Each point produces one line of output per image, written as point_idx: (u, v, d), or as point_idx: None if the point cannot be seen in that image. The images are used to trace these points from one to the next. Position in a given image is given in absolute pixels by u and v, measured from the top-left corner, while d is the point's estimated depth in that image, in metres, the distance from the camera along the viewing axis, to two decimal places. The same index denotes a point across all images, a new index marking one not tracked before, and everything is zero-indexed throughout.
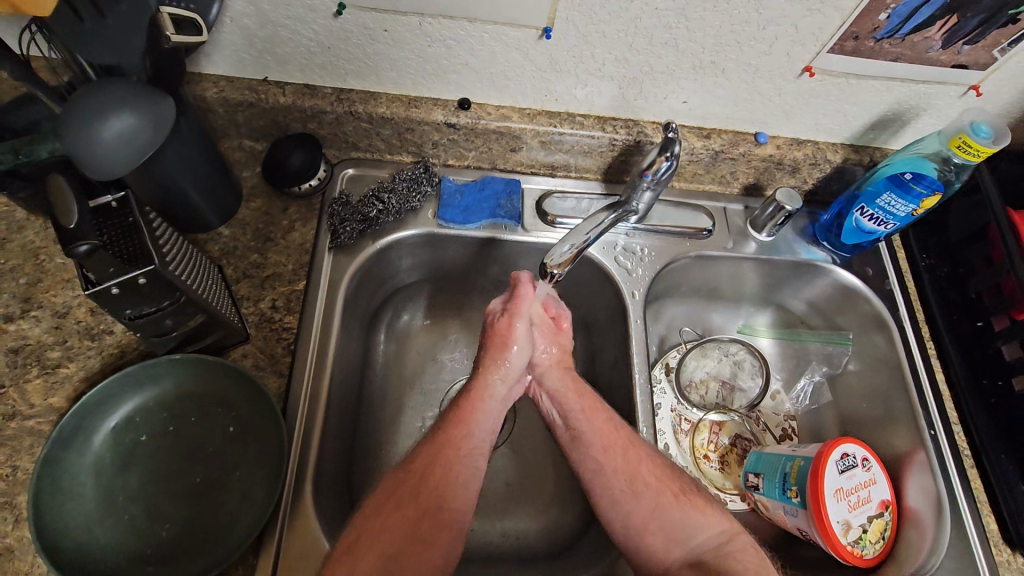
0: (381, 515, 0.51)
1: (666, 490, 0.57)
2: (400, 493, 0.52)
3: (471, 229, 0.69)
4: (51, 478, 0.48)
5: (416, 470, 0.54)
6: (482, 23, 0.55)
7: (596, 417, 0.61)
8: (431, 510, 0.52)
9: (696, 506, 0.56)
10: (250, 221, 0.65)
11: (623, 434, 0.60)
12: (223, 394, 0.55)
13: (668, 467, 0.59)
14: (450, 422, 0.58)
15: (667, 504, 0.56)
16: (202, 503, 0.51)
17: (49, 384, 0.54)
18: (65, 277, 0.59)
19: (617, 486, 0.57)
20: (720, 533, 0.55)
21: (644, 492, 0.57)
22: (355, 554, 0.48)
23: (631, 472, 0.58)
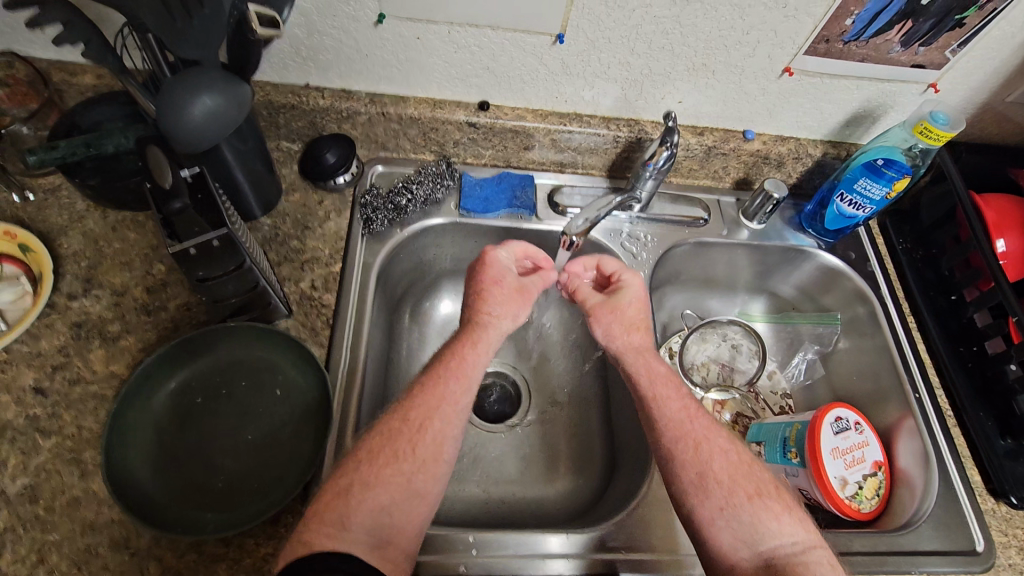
0: (376, 467, 0.54)
1: (738, 492, 0.57)
2: (388, 452, 0.55)
3: (491, 218, 0.75)
4: (117, 429, 0.53)
5: (414, 424, 0.57)
6: (504, 31, 0.63)
7: (670, 405, 0.61)
8: (425, 466, 0.56)
9: (769, 511, 0.56)
10: (290, 212, 0.71)
11: (699, 428, 0.60)
12: (271, 361, 0.60)
13: (747, 466, 0.59)
14: (446, 376, 0.60)
15: (740, 504, 0.56)
16: (253, 457, 0.56)
17: (111, 354, 0.59)
18: (121, 259, 0.64)
19: (693, 474, 0.58)
20: (792, 542, 0.55)
21: (717, 488, 0.57)
22: (347, 504, 0.52)
23: (706, 467, 0.58)
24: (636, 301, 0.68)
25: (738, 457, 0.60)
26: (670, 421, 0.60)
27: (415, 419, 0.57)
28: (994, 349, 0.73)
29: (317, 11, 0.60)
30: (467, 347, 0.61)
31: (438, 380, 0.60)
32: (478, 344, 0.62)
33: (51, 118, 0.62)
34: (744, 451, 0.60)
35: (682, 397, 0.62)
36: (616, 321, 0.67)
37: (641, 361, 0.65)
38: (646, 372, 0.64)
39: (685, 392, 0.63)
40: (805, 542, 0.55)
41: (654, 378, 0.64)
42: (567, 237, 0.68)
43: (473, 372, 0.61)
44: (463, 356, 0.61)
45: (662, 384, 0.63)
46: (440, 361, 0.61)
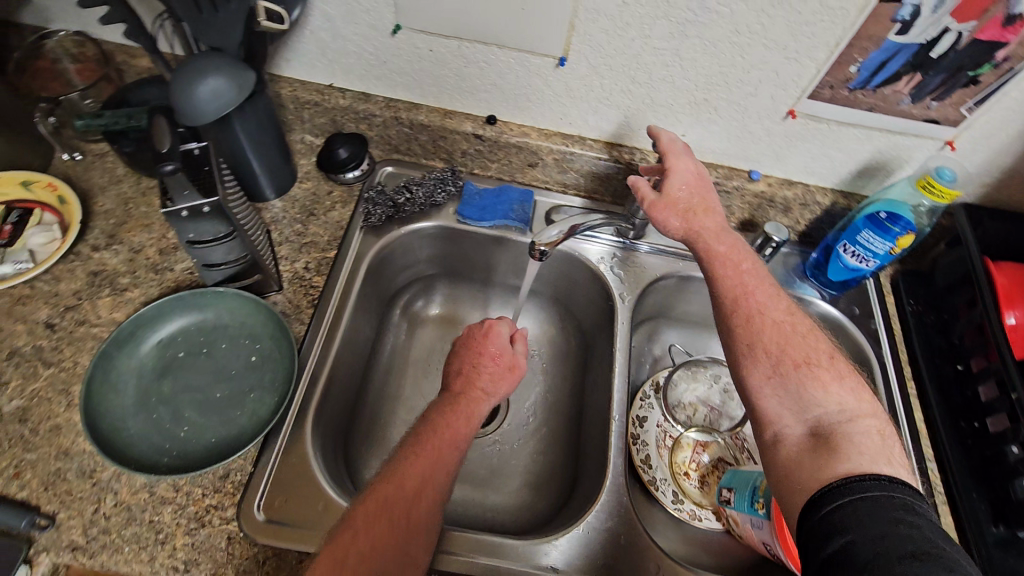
0: (372, 533, 0.49)
1: (785, 360, 0.56)
2: (387, 516, 0.50)
3: (487, 227, 0.78)
4: (101, 368, 0.58)
5: (410, 491, 0.52)
6: (511, 50, 0.67)
7: (727, 278, 0.62)
8: (418, 532, 0.52)
9: (817, 380, 0.54)
10: (300, 198, 0.76)
11: (753, 301, 0.60)
12: (252, 329, 0.64)
13: (802, 336, 0.58)
14: (441, 444, 0.57)
15: (787, 372, 0.55)
16: (217, 414, 0.60)
17: (117, 303, 0.65)
18: (144, 222, 0.71)
19: (741, 343, 0.58)
20: (839, 410, 0.52)
21: (765, 356, 0.56)
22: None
23: (758, 338, 0.58)
24: (692, 183, 0.67)
25: (792, 328, 0.58)
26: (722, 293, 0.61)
27: (410, 485, 0.53)
28: (996, 426, 0.67)
29: (341, 18, 0.67)
30: (457, 418, 0.60)
31: (432, 450, 0.56)
32: (467, 414, 0.61)
33: (105, 92, 0.70)
34: (800, 322, 0.59)
35: (740, 269, 0.62)
36: (675, 213, 0.67)
37: (699, 240, 0.65)
38: (704, 248, 0.64)
39: (744, 264, 0.62)
40: (853, 412, 0.52)
41: (715, 253, 0.64)
42: (535, 248, 0.66)
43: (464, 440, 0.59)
44: (455, 426, 0.59)
45: (724, 259, 0.63)
46: (429, 428, 0.59)
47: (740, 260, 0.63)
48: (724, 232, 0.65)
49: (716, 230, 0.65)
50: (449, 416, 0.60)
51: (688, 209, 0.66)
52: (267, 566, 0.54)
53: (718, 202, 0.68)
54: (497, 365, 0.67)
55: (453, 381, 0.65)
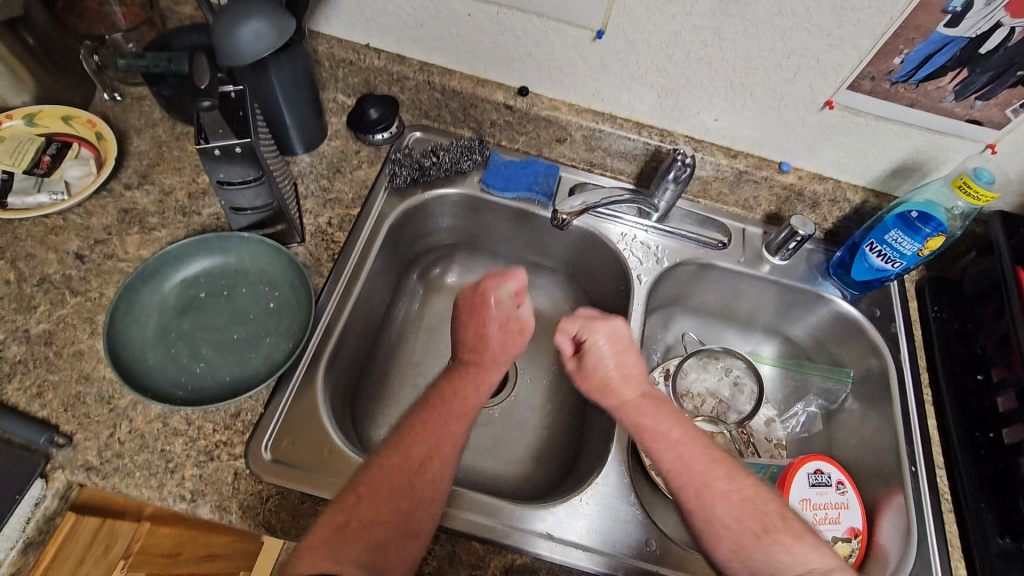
0: (375, 503, 0.52)
1: (746, 531, 0.52)
2: (387, 488, 0.52)
3: (510, 198, 0.78)
4: (125, 299, 0.60)
5: (416, 463, 0.54)
6: (548, 20, 0.67)
7: (666, 453, 0.56)
8: (422, 504, 0.53)
9: (781, 545, 0.52)
10: (328, 155, 0.77)
11: (699, 468, 0.54)
12: (272, 277, 0.65)
13: (751, 499, 0.54)
14: (445, 414, 0.57)
15: (750, 545, 0.51)
16: (232, 355, 0.61)
17: (144, 240, 0.67)
18: (175, 165, 0.72)
19: (699, 526, 0.53)
20: (811, 572, 0.51)
21: (726, 530, 0.52)
22: (345, 540, 0.51)
23: (710, 513, 0.53)
24: (608, 360, 0.59)
25: (738, 489, 0.54)
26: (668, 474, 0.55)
27: (417, 456, 0.54)
28: (1012, 438, 0.66)
29: None
30: (466, 388, 0.59)
31: (436, 423, 0.56)
32: (476, 384, 0.60)
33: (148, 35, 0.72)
34: (746, 485, 0.54)
35: (673, 440, 0.56)
36: (594, 386, 0.60)
37: (632, 416, 0.57)
38: (634, 425, 0.57)
39: (676, 435, 0.56)
40: (823, 569, 0.51)
41: (649, 421, 0.57)
42: (557, 216, 0.69)
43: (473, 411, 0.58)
44: (465, 395, 0.59)
45: (655, 428, 0.57)
46: (438, 397, 0.58)
47: (670, 417, 0.57)
48: (654, 399, 0.59)
49: (636, 400, 0.58)
50: (459, 385, 0.59)
51: (608, 382, 0.59)
52: (270, 503, 0.55)
53: (631, 355, 0.60)
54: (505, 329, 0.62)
55: (460, 349, 0.62)
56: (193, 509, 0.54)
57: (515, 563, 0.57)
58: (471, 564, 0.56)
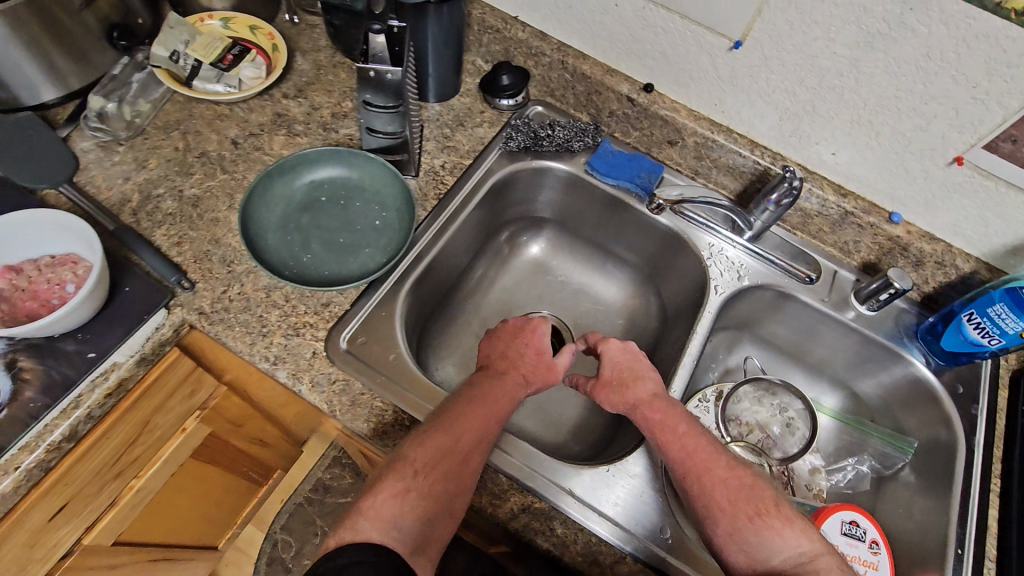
0: (430, 478, 0.54)
1: (740, 513, 0.55)
2: (443, 466, 0.55)
3: (610, 184, 0.81)
4: (263, 185, 0.69)
5: (462, 451, 0.56)
6: (690, 23, 0.70)
7: (673, 446, 0.59)
8: (466, 486, 0.55)
9: (773, 528, 0.55)
10: (456, 108, 0.85)
11: (701, 458, 0.59)
12: (383, 199, 0.72)
13: (749, 485, 0.58)
14: (479, 401, 0.60)
15: (745, 526, 0.55)
16: (334, 256, 0.68)
17: (288, 142, 0.76)
18: (327, 87, 0.82)
19: (696, 506, 0.57)
20: (799, 553, 0.54)
21: (722, 512, 0.56)
22: (405, 508, 0.53)
23: (707, 497, 0.57)
24: (619, 363, 0.67)
25: (738, 478, 0.58)
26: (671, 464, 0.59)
27: (461, 446, 0.56)
28: None
29: None
30: (497, 387, 0.62)
31: (479, 410, 0.59)
32: (510, 391, 0.62)
33: None
34: (743, 473, 0.58)
35: (680, 432, 0.60)
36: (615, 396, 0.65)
37: (638, 414, 0.63)
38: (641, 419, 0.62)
39: (682, 428, 0.60)
40: (811, 551, 0.54)
41: (655, 417, 0.62)
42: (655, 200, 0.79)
43: (502, 402, 0.61)
44: (495, 387, 0.62)
45: (664, 425, 0.61)
46: (477, 391, 0.61)
47: (673, 414, 0.62)
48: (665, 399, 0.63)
49: (650, 398, 0.63)
50: (491, 386, 0.62)
51: (620, 382, 0.65)
52: (335, 386, 0.61)
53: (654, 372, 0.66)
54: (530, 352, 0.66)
55: (494, 360, 0.66)
56: (273, 370, 0.61)
57: (533, 505, 0.60)
58: (494, 493, 0.60)
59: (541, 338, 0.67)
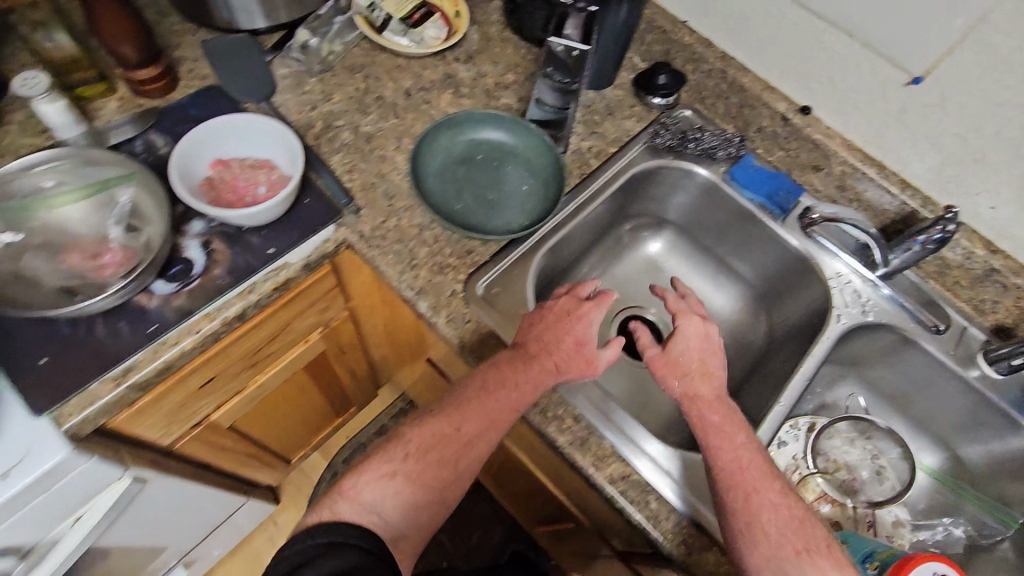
0: (422, 465, 0.58)
1: (785, 541, 0.52)
2: (435, 454, 0.59)
3: (746, 198, 0.82)
4: (433, 134, 0.75)
5: (464, 439, 0.59)
6: (871, 51, 0.70)
7: (722, 453, 0.57)
8: (460, 477, 0.60)
9: (818, 568, 0.51)
10: (608, 98, 0.88)
11: (751, 477, 0.55)
12: (533, 167, 0.76)
13: (801, 519, 0.54)
14: (501, 386, 0.59)
15: (787, 557, 0.52)
16: (482, 209, 0.73)
17: (453, 101, 0.82)
18: (495, 58, 0.87)
19: (736, 525, 0.54)
20: None
21: (763, 539, 0.53)
22: (391, 490, 0.57)
23: (756, 516, 0.54)
24: (695, 350, 0.64)
25: (788, 510, 0.54)
26: (720, 473, 0.56)
27: (463, 435, 0.59)
28: None
29: None
30: (523, 376, 0.59)
31: (489, 400, 0.59)
32: (535, 379, 0.60)
33: None
34: (798, 505, 0.54)
35: (736, 443, 0.57)
36: (675, 377, 0.63)
37: (694, 409, 0.60)
38: (698, 416, 0.60)
39: (739, 438, 0.58)
40: None
41: (707, 422, 0.59)
42: (807, 216, 0.79)
43: (526, 394, 0.59)
44: (521, 373, 0.60)
45: (717, 430, 0.59)
46: (500, 374, 0.60)
47: (731, 423, 0.59)
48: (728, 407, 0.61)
49: (710, 398, 0.61)
50: (511, 372, 0.60)
51: (687, 372, 0.63)
52: (469, 325, 0.66)
53: (722, 370, 0.64)
54: (569, 337, 0.62)
55: (529, 339, 0.62)
56: (416, 299, 0.66)
57: (633, 476, 0.61)
58: (596, 456, 0.62)
59: (591, 330, 0.63)
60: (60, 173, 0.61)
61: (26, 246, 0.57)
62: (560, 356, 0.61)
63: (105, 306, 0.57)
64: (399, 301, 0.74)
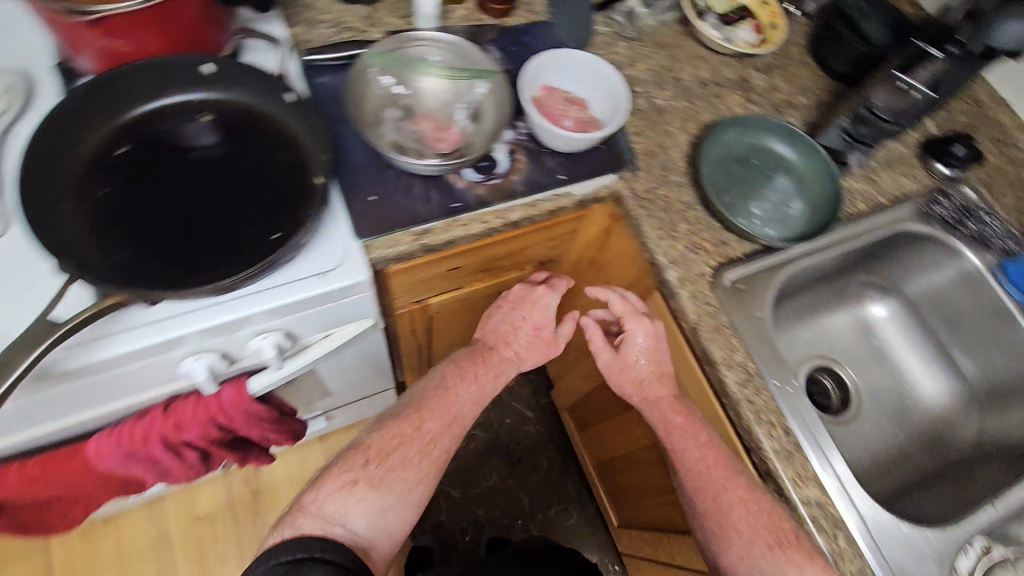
0: (391, 459, 0.65)
1: (757, 537, 0.58)
2: (396, 454, 0.65)
3: (1010, 297, 0.77)
4: (721, 128, 0.79)
5: (427, 434, 0.67)
6: None
7: (694, 455, 0.63)
8: (410, 489, 0.65)
9: (790, 560, 0.57)
10: (891, 149, 0.85)
11: (719, 474, 0.61)
12: (805, 188, 0.77)
13: (771, 513, 0.59)
14: (438, 400, 0.69)
15: (761, 551, 0.58)
16: (746, 209, 0.75)
17: (742, 104, 0.84)
18: (791, 77, 0.89)
19: (711, 523, 0.62)
20: None
21: (736, 535, 0.60)
22: (351, 493, 0.62)
23: (725, 518, 0.60)
24: (649, 348, 0.68)
25: (758, 505, 0.60)
26: (689, 476, 0.63)
27: (427, 428, 0.67)
28: None
29: None
30: (475, 371, 0.72)
31: (446, 405, 0.69)
32: (494, 372, 0.73)
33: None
34: (761, 500, 0.60)
35: (698, 443, 0.63)
36: (626, 378, 0.69)
37: (656, 409, 0.66)
38: (660, 417, 0.65)
39: (701, 438, 0.64)
40: None
41: (658, 413, 0.66)
42: None
43: (461, 390, 0.71)
44: (466, 379, 0.71)
45: (681, 431, 0.64)
46: (459, 369, 0.72)
47: (691, 418, 0.65)
48: (694, 417, 0.65)
49: (669, 398, 0.66)
50: (478, 362, 0.73)
51: (642, 377, 0.68)
52: (708, 307, 0.67)
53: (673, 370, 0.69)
54: (541, 331, 0.76)
55: (489, 333, 0.76)
56: (666, 267, 0.69)
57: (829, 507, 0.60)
58: (798, 473, 0.61)
59: (545, 312, 0.76)
60: (447, 59, 0.71)
61: (397, 99, 0.69)
62: (513, 352, 0.75)
63: (424, 170, 0.65)
64: (629, 266, 0.77)
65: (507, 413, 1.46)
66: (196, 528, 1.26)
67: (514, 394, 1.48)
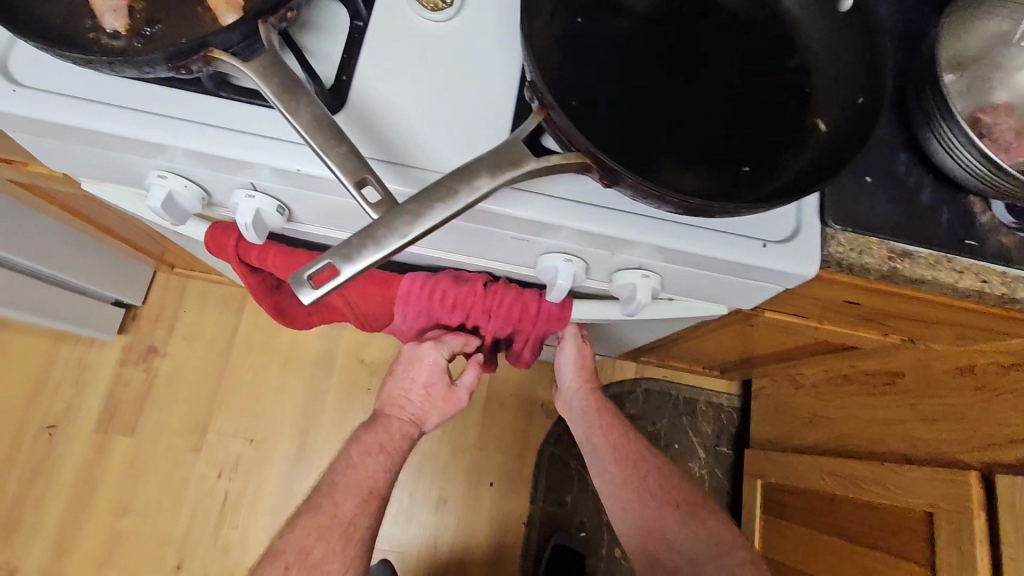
0: (315, 542, 0.64)
1: (664, 497, 0.79)
2: (316, 548, 0.64)
3: None
4: None
5: (345, 521, 0.66)
6: None
7: (609, 434, 0.86)
8: (339, 566, 0.64)
9: (698, 520, 0.77)
10: None
11: (630, 450, 0.84)
12: None
13: (670, 483, 0.81)
14: (360, 442, 0.71)
15: (665, 509, 0.78)
16: None
17: None
18: None
19: (613, 494, 0.82)
20: (719, 545, 0.75)
21: (625, 493, 0.81)
22: None
23: (643, 488, 0.80)
24: (586, 358, 0.86)
25: (665, 477, 0.82)
26: (596, 455, 0.86)
27: (342, 513, 0.66)
28: None
29: None
30: (394, 428, 0.71)
31: (360, 466, 0.69)
32: (397, 431, 0.72)
33: None
34: (660, 463, 0.84)
35: (601, 422, 0.87)
36: (580, 378, 0.87)
37: (584, 398, 0.89)
38: (591, 411, 0.88)
39: (614, 424, 0.87)
40: (726, 549, 0.75)
41: (594, 406, 0.88)
42: None
43: (400, 442, 0.71)
44: (377, 435, 0.71)
45: (597, 419, 0.87)
46: (370, 428, 0.72)
47: (607, 414, 0.88)
48: (603, 407, 0.88)
49: (596, 403, 0.88)
50: (391, 400, 0.73)
51: (581, 369, 0.86)
52: None
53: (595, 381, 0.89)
54: (440, 391, 0.72)
55: (388, 403, 0.73)
56: None
57: None
58: None
59: (432, 373, 0.68)
60: None
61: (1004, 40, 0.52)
62: (414, 411, 0.73)
63: (949, 171, 0.46)
64: None
65: (677, 438, 1.29)
66: (358, 371, 1.24)
67: (694, 424, 1.30)
